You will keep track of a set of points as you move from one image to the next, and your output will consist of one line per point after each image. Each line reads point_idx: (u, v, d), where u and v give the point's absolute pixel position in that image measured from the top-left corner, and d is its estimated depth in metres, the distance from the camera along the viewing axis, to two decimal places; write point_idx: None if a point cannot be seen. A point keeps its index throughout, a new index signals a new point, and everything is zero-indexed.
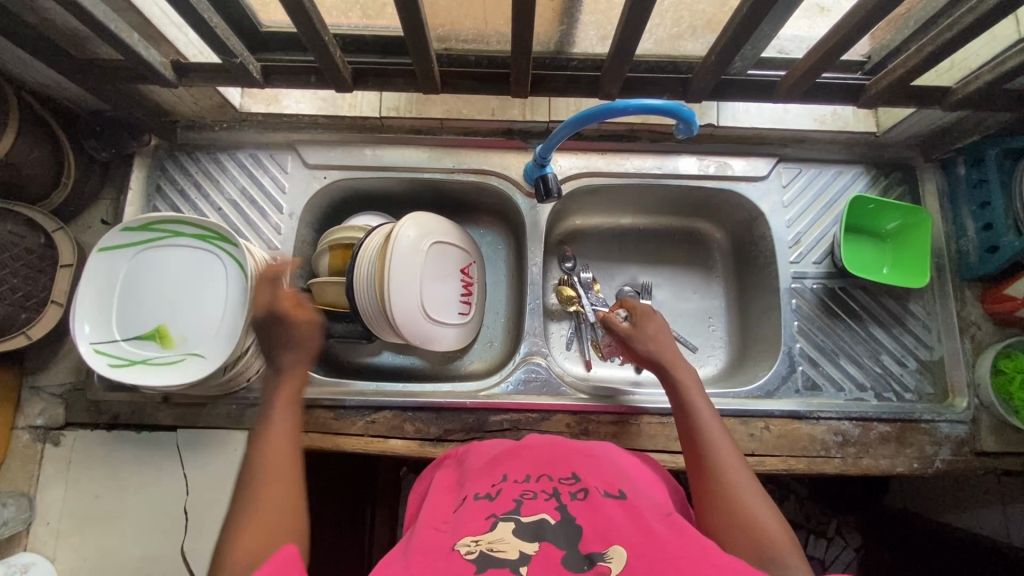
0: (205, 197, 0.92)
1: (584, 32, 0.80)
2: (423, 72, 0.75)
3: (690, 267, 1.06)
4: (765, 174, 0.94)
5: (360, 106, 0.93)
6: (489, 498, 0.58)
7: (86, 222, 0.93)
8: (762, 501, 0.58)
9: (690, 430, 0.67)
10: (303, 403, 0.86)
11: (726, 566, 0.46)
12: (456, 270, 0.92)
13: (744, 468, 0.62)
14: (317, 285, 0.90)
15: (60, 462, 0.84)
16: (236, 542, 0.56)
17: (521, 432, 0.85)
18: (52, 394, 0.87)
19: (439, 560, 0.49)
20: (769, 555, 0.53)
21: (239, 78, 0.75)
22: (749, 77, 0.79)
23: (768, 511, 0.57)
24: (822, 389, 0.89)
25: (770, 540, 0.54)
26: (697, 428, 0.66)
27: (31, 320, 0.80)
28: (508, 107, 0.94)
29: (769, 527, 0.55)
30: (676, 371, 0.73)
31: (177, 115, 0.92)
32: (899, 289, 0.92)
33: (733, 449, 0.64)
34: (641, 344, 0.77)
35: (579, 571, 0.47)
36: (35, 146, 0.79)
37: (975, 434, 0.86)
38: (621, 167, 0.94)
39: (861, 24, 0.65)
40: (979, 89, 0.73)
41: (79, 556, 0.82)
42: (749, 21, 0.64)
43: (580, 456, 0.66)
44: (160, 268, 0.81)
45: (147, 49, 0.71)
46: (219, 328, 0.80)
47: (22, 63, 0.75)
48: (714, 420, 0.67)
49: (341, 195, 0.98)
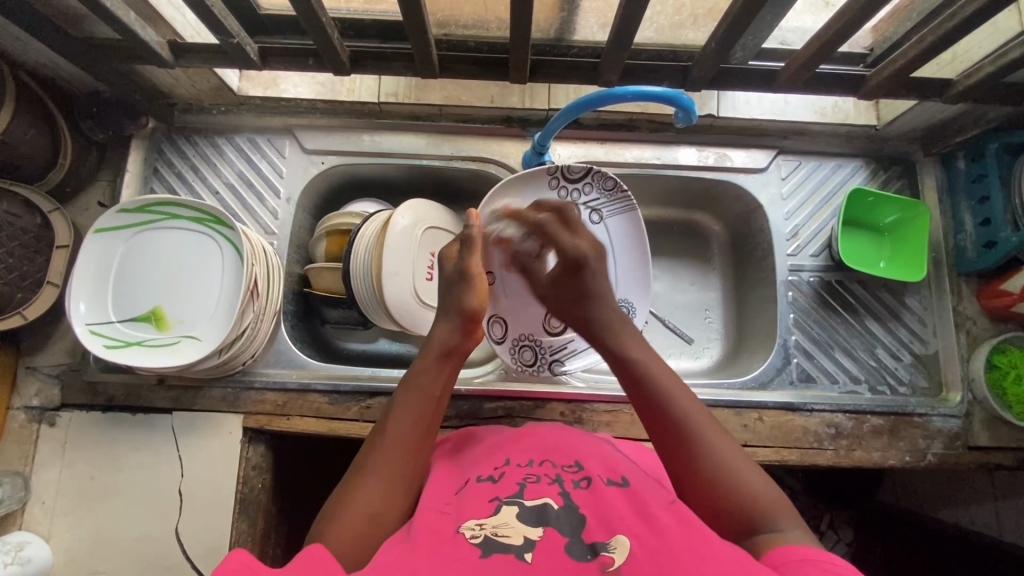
0: (203, 180, 0.92)
1: (586, 20, 0.80)
2: (422, 56, 0.75)
3: (688, 259, 1.05)
4: (765, 166, 0.94)
5: (359, 91, 0.92)
6: (492, 480, 0.57)
7: (83, 204, 0.92)
8: (744, 462, 0.56)
9: (648, 403, 0.61)
10: (298, 387, 0.86)
11: (730, 561, 0.45)
12: (426, 255, 0.88)
13: (716, 429, 0.58)
14: (313, 271, 0.90)
15: (56, 443, 0.84)
16: (339, 521, 0.53)
17: (515, 419, 0.86)
18: (49, 375, 0.87)
19: (443, 542, 0.48)
20: (755, 523, 0.52)
21: (236, 59, 0.75)
22: (750, 67, 0.79)
23: (752, 474, 0.55)
24: (816, 381, 0.90)
25: (757, 504, 0.53)
26: (649, 393, 0.61)
27: (28, 300, 0.80)
28: (508, 94, 0.94)
29: (757, 495, 0.53)
30: (593, 263, 0.73)
31: (175, 98, 0.91)
32: (895, 283, 0.93)
33: (695, 407, 0.60)
34: (570, 246, 0.73)
35: (583, 560, 0.47)
36: (31, 126, 0.78)
37: (968, 428, 0.87)
38: (620, 156, 0.93)
39: (861, 13, 0.64)
40: (981, 81, 0.73)
41: (74, 536, 0.82)
42: (748, 9, 0.64)
43: (584, 441, 0.66)
44: (157, 250, 0.81)
45: (144, 28, 0.71)
46: (216, 311, 0.80)
47: (19, 42, 0.75)
48: (666, 375, 0.62)
49: (338, 181, 0.97)
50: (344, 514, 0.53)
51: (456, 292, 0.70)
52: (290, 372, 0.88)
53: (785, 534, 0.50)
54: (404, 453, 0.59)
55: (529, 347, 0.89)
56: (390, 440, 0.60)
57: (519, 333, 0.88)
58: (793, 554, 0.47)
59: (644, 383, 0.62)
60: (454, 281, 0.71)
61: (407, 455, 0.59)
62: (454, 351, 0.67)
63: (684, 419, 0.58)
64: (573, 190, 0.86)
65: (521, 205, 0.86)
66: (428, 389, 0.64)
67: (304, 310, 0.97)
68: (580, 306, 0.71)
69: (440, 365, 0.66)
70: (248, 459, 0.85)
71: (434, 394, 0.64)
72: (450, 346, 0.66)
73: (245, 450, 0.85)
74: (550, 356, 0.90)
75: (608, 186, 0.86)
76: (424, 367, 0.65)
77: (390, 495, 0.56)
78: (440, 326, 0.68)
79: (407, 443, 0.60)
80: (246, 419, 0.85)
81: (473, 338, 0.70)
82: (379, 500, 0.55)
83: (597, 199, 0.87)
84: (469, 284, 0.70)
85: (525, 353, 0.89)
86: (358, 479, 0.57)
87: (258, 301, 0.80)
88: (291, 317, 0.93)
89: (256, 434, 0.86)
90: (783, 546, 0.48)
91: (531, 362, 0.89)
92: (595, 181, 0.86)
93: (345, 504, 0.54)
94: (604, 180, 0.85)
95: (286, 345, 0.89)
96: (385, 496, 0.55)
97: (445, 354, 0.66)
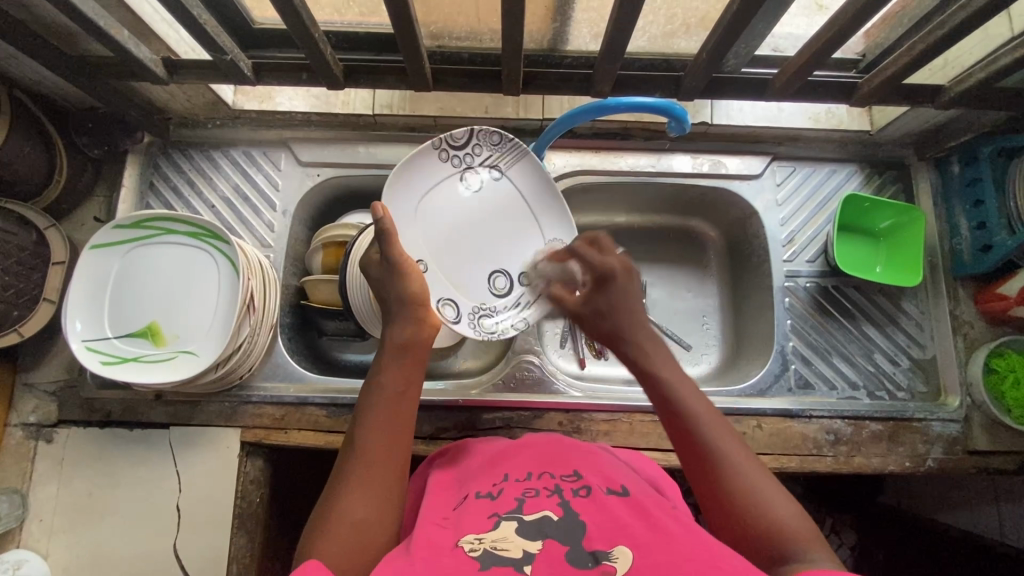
0: (199, 195, 0.92)
1: (578, 30, 0.79)
2: (415, 69, 0.75)
3: (685, 266, 1.05)
4: (759, 172, 0.94)
5: (354, 104, 0.92)
6: (491, 496, 0.57)
7: (80, 220, 0.92)
8: (775, 491, 0.54)
9: (677, 420, 0.59)
10: (296, 400, 0.86)
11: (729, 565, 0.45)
12: None
13: (745, 453, 0.56)
14: (310, 283, 0.90)
15: (54, 459, 0.84)
16: (324, 538, 0.52)
17: (514, 430, 0.85)
18: (46, 392, 0.87)
19: (442, 555, 0.48)
20: (782, 550, 0.49)
21: (230, 76, 0.75)
22: (742, 75, 0.79)
23: (782, 504, 0.52)
24: (815, 387, 0.89)
25: (784, 531, 0.50)
26: (676, 405, 0.60)
27: (24, 317, 0.80)
28: (502, 104, 0.94)
29: (787, 522, 0.51)
30: (621, 281, 0.68)
31: (171, 113, 0.92)
32: (892, 288, 0.93)
33: (725, 429, 0.58)
34: (602, 260, 0.68)
35: (584, 568, 0.47)
36: (26, 143, 0.79)
37: (967, 432, 0.86)
38: (615, 165, 0.94)
39: (851, 23, 0.65)
40: (972, 87, 0.73)
41: (72, 553, 0.82)
42: (739, 20, 0.64)
43: (582, 451, 0.65)
44: (152, 265, 0.81)
45: (138, 46, 0.71)
46: (213, 325, 0.80)
47: (12, 60, 0.75)
48: (701, 401, 0.60)
49: (334, 193, 0.97)
50: (329, 533, 0.52)
51: (389, 284, 0.67)
52: (287, 386, 0.87)
53: (814, 561, 0.48)
54: (380, 454, 0.58)
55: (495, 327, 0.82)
56: (363, 443, 0.59)
57: (471, 306, 0.77)
58: None
59: (669, 401, 0.60)
60: (383, 277, 0.67)
61: (385, 465, 0.58)
62: (412, 342, 0.65)
63: (712, 435, 0.57)
64: (462, 158, 0.78)
65: (416, 189, 0.76)
66: (393, 387, 0.62)
67: (300, 323, 0.97)
68: (608, 331, 0.67)
69: (398, 361, 0.64)
70: (246, 473, 0.85)
71: (399, 389, 0.62)
72: (406, 340, 0.64)
73: (243, 464, 0.85)
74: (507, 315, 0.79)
75: (496, 139, 0.79)
76: (387, 366, 0.63)
77: (378, 506, 0.55)
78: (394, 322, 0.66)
79: (382, 444, 0.59)
80: (244, 433, 0.85)
81: (432, 328, 0.67)
82: (364, 508, 0.54)
83: (490, 155, 0.79)
84: (400, 274, 0.66)
85: (486, 321, 0.78)
86: (341, 487, 0.56)
87: (254, 315, 0.80)
88: (288, 330, 0.93)
89: (254, 449, 0.86)
90: (801, 573, 0.46)
91: (493, 330, 0.77)
92: (481, 140, 0.78)
93: (331, 513, 0.54)
94: (490, 136, 0.78)
95: (283, 359, 0.88)
96: (368, 502, 0.55)
97: (406, 349, 0.64)
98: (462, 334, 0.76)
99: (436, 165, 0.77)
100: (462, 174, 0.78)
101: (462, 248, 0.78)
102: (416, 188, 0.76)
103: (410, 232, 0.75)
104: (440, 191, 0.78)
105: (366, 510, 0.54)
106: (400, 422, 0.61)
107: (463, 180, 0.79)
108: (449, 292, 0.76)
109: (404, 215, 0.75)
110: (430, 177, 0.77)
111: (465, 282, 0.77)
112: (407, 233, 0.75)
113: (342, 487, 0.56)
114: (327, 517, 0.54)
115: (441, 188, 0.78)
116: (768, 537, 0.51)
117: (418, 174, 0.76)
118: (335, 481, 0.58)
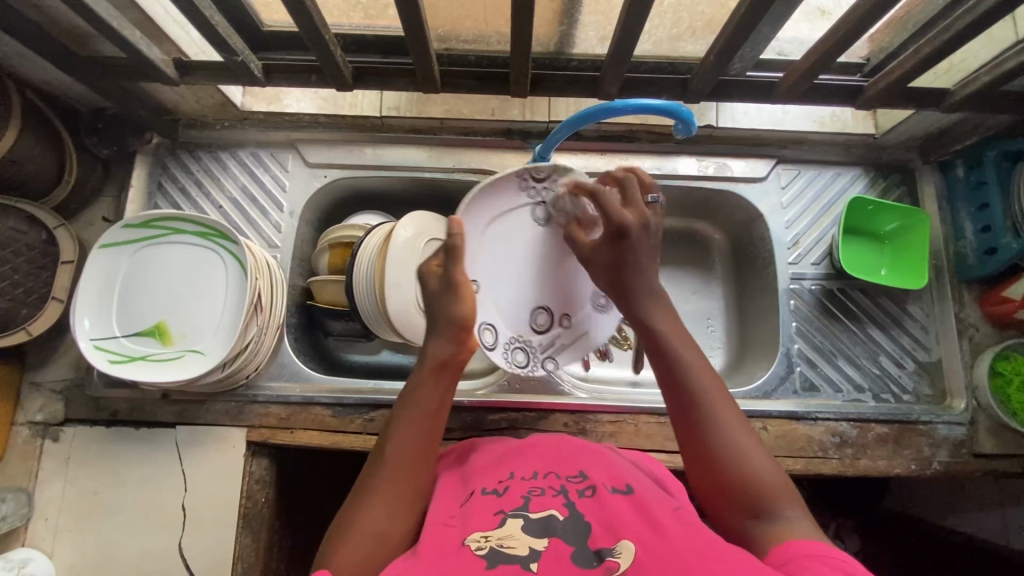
0: (206, 195, 0.93)
1: (584, 33, 0.80)
2: (424, 71, 0.76)
3: (690, 268, 1.06)
4: (764, 175, 0.95)
5: (361, 105, 0.94)
6: (497, 493, 0.57)
7: (88, 219, 0.93)
8: (758, 448, 0.57)
9: (673, 376, 0.60)
10: (301, 400, 0.86)
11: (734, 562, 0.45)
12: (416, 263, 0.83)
13: (732, 407, 0.59)
14: (317, 284, 0.90)
15: (60, 458, 0.84)
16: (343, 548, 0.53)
17: (519, 431, 0.86)
18: (53, 391, 0.87)
19: (449, 556, 0.49)
20: (761, 504, 0.53)
21: (240, 77, 0.76)
22: (748, 78, 0.79)
23: (765, 462, 0.56)
24: (820, 390, 0.89)
25: (767, 490, 0.54)
26: (678, 370, 0.60)
27: (33, 316, 0.81)
28: (508, 107, 0.95)
29: (767, 479, 0.54)
30: (638, 235, 0.66)
31: (179, 113, 0.92)
32: (897, 291, 0.93)
33: (717, 387, 0.60)
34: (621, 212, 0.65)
35: (588, 568, 0.47)
36: (36, 143, 0.79)
37: (973, 436, 0.86)
38: (621, 167, 0.94)
39: (856, 28, 0.65)
40: (977, 91, 0.74)
41: (77, 552, 0.82)
42: (746, 23, 0.65)
43: (588, 451, 0.65)
44: (160, 265, 0.82)
45: (150, 47, 0.72)
46: (219, 325, 0.80)
47: (25, 60, 0.76)
48: (699, 359, 0.61)
49: (341, 195, 0.98)
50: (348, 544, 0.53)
51: (443, 301, 0.64)
52: (293, 386, 0.88)
53: (792, 522, 0.51)
54: (405, 470, 0.58)
55: (521, 349, 0.80)
56: (391, 456, 0.59)
57: (509, 336, 0.79)
58: (792, 551, 0.48)
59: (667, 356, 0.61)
60: (439, 295, 0.64)
61: (411, 473, 0.58)
62: (450, 361, 0.63)
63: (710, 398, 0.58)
64: (542, 190, 0.78)
65: (491, 209, 0.76)
66: (425, 405, 0.61)
67: (306, 323, 0.97)
68: (614, 275, 0.67)
69: (430, 378, 0.62)
70: (251, 472, 0.85)
71: (431, 408, 0.62)
72: (443, 358, 0.63)
73: (249, 464, 0.85)
74: (541, 352, 0.81)
75: (575, 180, 0.78)
76: (420, 383, 0.62)
77: (399, 510, 0.56)
78: (435, 338, 0.64)
79: (409, 460, 0.59)
80: (250, 433, 0.85)
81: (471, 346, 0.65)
82: (385, 519, 0.55)
83: (565, 194, 0.79)
84: (455, 293, 0.64)
85: (518, 354, 0.79)
86: (365, 497, 0.57)
87: (261, 315, 0.80)
88: (294, 330, 0.93)
89: (259, 448, 0.86)
90: (789, 540, 0.49)
91: (524, 364, 0.80)
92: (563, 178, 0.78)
93: (353, 523, 0.55)
94: (575, 178, 0.78)
95: (290, 359, 0.89)
96: (389, 515, 0.55)
97: (441, 368, 0.63)
98: (495, 362, 0.78)
99: (512, 195, 0.77)
100: (535, 208, 0.78)
101: (516, 280, 0.79)
102: (493, 208, 0.77)
103: (474, 250, 0.76)
104: (509, 220, 0.78)
105: (387, 522, 0.55)
106: (429, 440, 0.61)
107: (536, 216, 0.79)
108: (491, 318, 0.77)
109: (474, 229, 0.76)
110: (505, 202, 0.77)
111: (507, 311, 0.79)
112: (472, 249, 0.76)
113: (365, 500, 0.56)
114: (348, 527, 0.55)
115: (515, 217, 0.78)
116: (749, 492, 0.54)
117: (500, 201, 0.77)
118: (359, 489, 0.58)
